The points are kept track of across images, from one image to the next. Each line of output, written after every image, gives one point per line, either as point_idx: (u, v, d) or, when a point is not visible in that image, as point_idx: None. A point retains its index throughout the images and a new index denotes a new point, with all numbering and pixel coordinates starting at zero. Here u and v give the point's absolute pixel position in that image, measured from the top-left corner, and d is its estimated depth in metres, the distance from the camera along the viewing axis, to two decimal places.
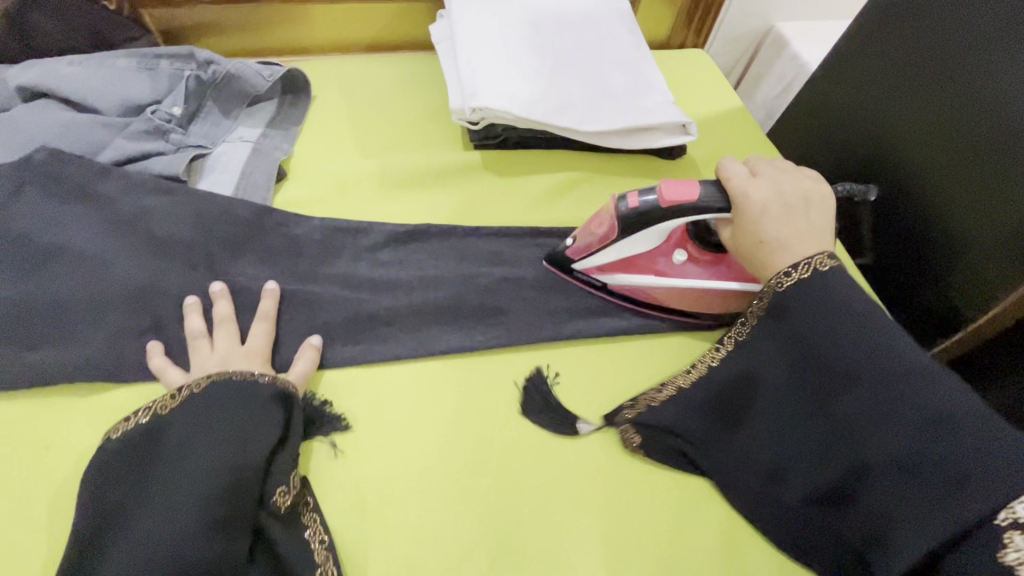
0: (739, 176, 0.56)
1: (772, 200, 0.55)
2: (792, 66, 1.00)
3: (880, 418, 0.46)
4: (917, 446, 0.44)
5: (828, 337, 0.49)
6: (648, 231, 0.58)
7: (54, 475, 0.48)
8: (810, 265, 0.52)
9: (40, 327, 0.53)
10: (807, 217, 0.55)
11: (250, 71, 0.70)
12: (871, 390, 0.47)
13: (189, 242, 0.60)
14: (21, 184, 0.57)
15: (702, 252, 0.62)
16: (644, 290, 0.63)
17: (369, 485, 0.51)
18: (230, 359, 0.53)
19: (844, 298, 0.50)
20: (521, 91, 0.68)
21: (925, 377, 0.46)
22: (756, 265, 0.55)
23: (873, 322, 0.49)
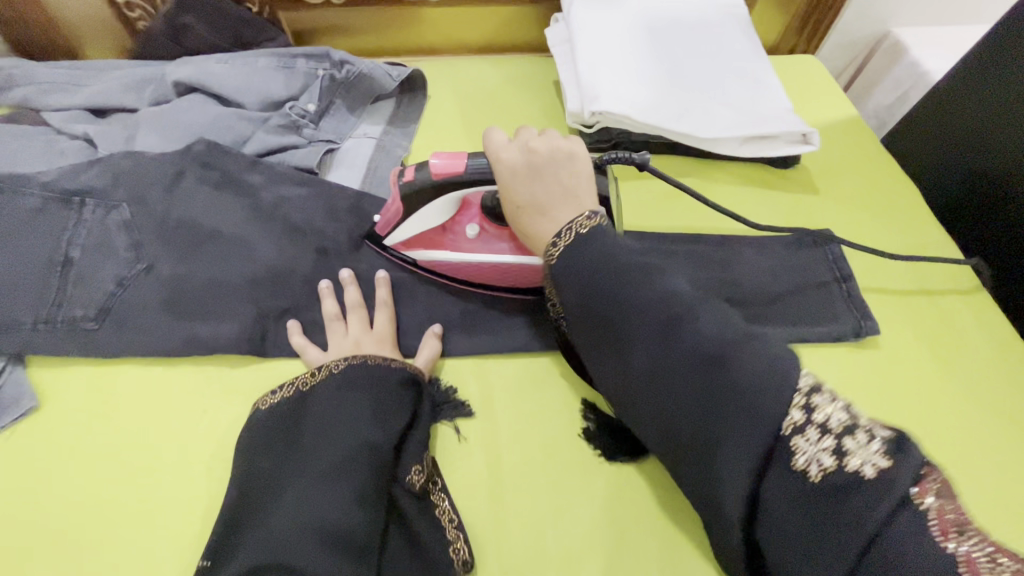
0: (498, 145, 0.53)
1: (517, 164, 0.51)
2: (912, 74, 0.95)
3: (672, 365, 0.41)
4: (692, 382, 0.39)
5: (606, 283, 0.44)
6: (441, 201, 0.56)
7: (211, 437, 0.53)
8: (573, 229, 0.47)
9: (197, 302, 0.58)
10: (566, 180, 0.51)
11: (379, 72, 0.74)
12: (654, 336, 0.42)
13: (322, 230, 0.64)
14: (182, 171, 0.63)
15: (487, 223, 0.60)
16: (457, 267, 0.61)
17: (491, 469, 0.53)
18: (362, 342, 0.56)
19: (655, 270, 0.44)
20: (638, 96, 0.69)
21: (688, 317, 0.41)
22: (530, 233, 0.51)
23: (640, 276, 0.44)
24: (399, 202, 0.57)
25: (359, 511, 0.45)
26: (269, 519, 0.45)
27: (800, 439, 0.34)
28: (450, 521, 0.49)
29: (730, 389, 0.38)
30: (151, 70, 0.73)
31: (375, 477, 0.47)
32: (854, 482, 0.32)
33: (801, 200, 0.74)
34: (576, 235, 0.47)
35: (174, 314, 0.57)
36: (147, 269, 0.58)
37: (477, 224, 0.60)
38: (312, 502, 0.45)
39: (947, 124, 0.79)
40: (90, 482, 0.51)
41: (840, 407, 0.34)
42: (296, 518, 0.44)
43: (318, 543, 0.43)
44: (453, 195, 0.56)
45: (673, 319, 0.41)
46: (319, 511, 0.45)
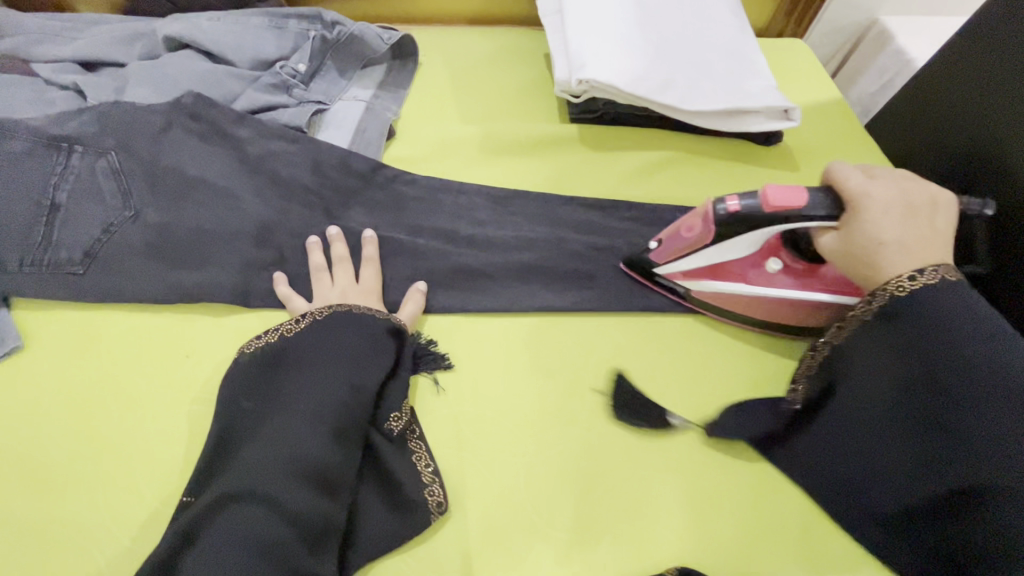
0: (857, 178, 0.53)
1: (896, 201, 0.51)
2: (896, 62, 0.97)
3: (989, 397, 0.43)
4: (1003, 420, 0.42)
5: (959, 329, 0.46)
6: (751, 235, 0.55)
7: (193, 381, 0.54)
8: (937, 272, 0.48)
9: (181, 250, 0.59)
10: (931, 220, 0.52)
11: (371, 34, 0.75)
12: (993, 380, 0.43)
13: (309, 187, 0.65)
14: (171, 122, 0.63)
15: (795, 261, 0.58)
16: (709, 296, 0.60)
17: (467, 420, 0.54)
18: (348, 294, 0.58)
19: (967, 305, 0.47)
20: (626, 66, 0.70)
21: (989, 354, 0.44)
22: (865, 271, 0.50)
23: (964, 314, 0.46)
24: (711, 229, 0.55)
25: (335, 449, 0.47)
26: (249, 453, 0.46)
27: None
28: (425, 467, 0.50)
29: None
30: (141, 24, 0.73)
31: (354, 419, 0.49)
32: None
33: (781, 178, 0.75)
34: (943, 279, 0.48)
35: (160, 261, 0.58)
36: (134, 217, 0.59)
37: (778, 258, 0.58)
38: (287, 438, 0.46)
39: (934, 115, 0.83)
40: (74, 420, 0.52)
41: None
42: (273, 452, 0.46)
43: (293, 473, 0.45)
44: (763, 232, 0.54)
45: (970, 351, 0.45)
46: (296, 447, 0.46)
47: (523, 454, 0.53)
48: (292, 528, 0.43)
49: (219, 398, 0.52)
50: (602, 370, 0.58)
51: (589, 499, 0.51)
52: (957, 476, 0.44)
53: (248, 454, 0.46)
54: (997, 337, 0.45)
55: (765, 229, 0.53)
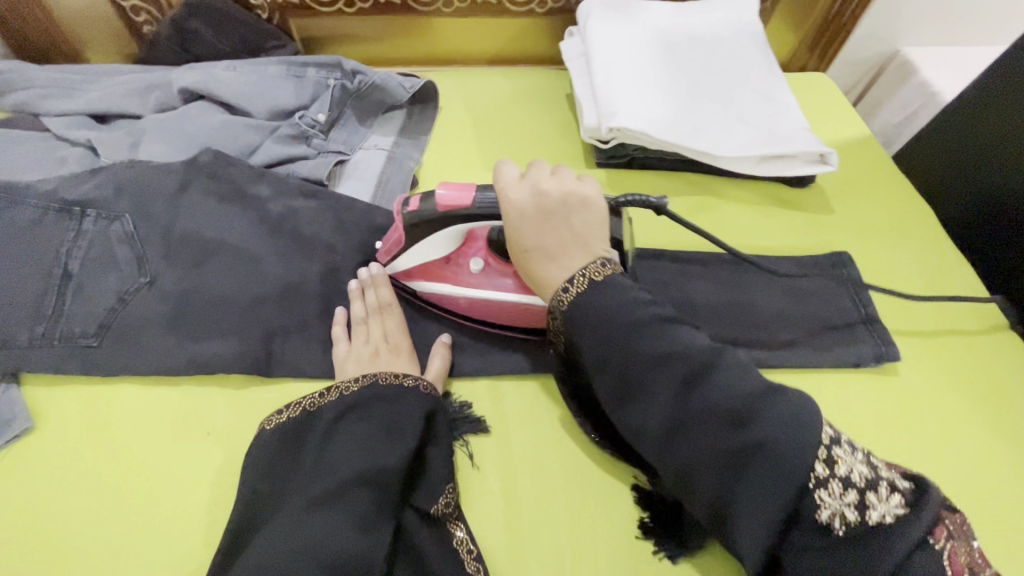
0: (505, 179, 0.51)
1: (527, 206, 0.49)
2: (920, 94, 0.95)
3: (693, 420, 0.42)
4: (722, 444, 0.40)
5: (616, 325, 0.45)
6: (446, 234, 0.55)
7: (214, 459, 0.51)
8: (584, 276, 0.47)
9: (199, 318, 0.56)
10: (569, 223, 0.49)
11: (392, 82, 0.73)
12: (675, 389, 0.43)
13: (331, 244, 0.62)
14: (187, 182, 0.61)
15: (500, 262, 0.58)
16: (446, 298, 0.59)
17: (507, 500, 0.51)
18: (381, 351, 0.55)
19: (621, 288, 0.46)
20: (657, 113, 0.67)
21: (704, 377, 0.42)
22: (536, 280, 0.50)
23: (647, 333, 0.44)
24: (401, 232, 0.55)
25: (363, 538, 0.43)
26: (268, 544, 0.42)
27: (820, 492, 0.37)
28: (467, 551, 0.47)
29: (746, 453, 0.39)
30: (156, 76, 0.71)
31: (386, 500, 0.46)
32: (858, 529, 0.36)
33: (817, 221, 0.73)
34: (590, 283, 0.46)
35: (176, 330, 0.55)
36: (150, 284, 0.56)
37: (481, 257, 0.58)
38: (312, 532, 0.42)
39: (968, 152, 0.80)
40: (85, 511, 0.48)
41: (860, 459, 0.39)
42: (305, 545, 0.42)
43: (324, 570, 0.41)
44: (458, 228, 0.54)
45: (697, 373, 0.42)
46: (324, 537, 0.42)
47: (566, 532, 0.50)
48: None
49: (241, 480, 0.48)
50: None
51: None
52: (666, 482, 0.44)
53: (266, 546, 0.42)
54: (667, 341, 0.44)
55: (464, 224, 0.53)
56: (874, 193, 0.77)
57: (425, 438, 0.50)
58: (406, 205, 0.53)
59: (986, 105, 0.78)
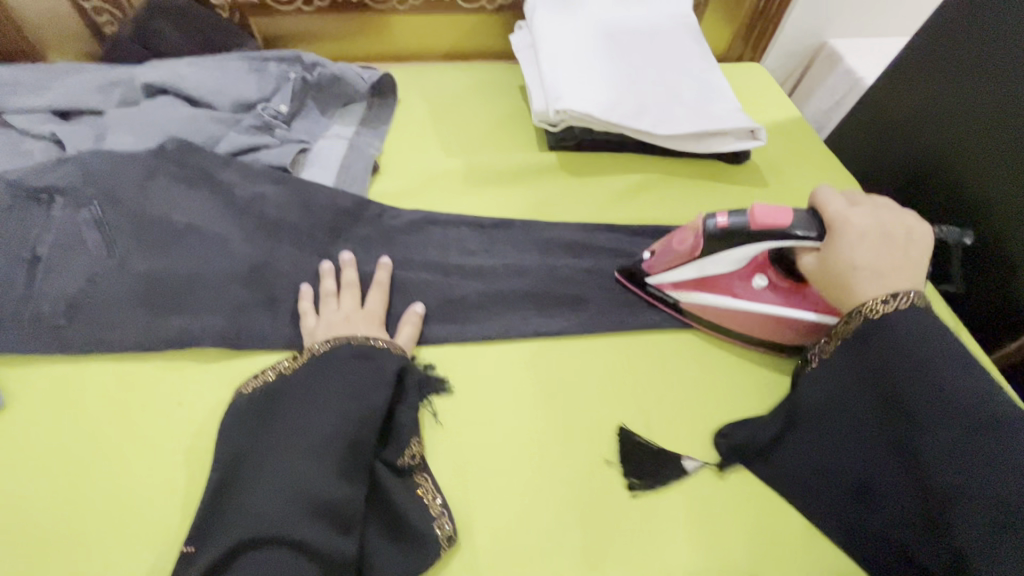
0: (837, 205, 0.56)
1: (870, 229, 0.54)
2: (846, 80, 1.04)
3: (978, 462, 0.42)
4: (1012, 497, 0.41)
5: (943, 362, 0.47)
6: (744, 251, 0.58)
7: (188, 427, 0.53)
8: (907, 298, 0.50)
9: (169, 297, 0.58)
10: (906, 253, 0.54)
11: (351, 74, 0.76)
12: (955, 432, 0.44)
13: (297, 225, 0.65)
14: (154, 170, 0.63)
15: (782, 278, 0.61)
16: (719, 312, 0.62)
17: (470, 453, 0.54)
18: (353, 318, 0.58)
19: (942, 336, 0.49)
20: (601, 97, 0.73)
21: (994, 428, 0.43)
22: (840, 291, 0.53)
23: (951, 369, 0.46)
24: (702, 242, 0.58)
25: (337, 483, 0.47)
26: (250, 493, 0.46)
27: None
28: (433, 499, 0.50)
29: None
30: (119, 73, 0.73)
31: (359, 449, 0.49)
32: None
33: (753, 194, 0.79)
34: (895, 311, 0.50)
35: (147, 309, 0.57)
36: (120, 266, 0.58)
37: (765, 275, 0.60)
38: (289, 478, 0.46)
39: (889, 128, 0.88)
40: (64, 482, 0.50)
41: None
42: (286, 491, 0.45)
43: (301, 510, 0.45)
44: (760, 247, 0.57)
45: (988, 424, 0.43)
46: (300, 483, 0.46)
47: (528, 477, 0.53)
48: (314, 565, 0.43)
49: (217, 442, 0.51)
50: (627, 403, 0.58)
51: (597, 519, 0.52)
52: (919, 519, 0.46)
53: (248, 494, 0.46)
54: (958, 381, 0.46)
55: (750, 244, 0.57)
56: (805, 169, 0.84)
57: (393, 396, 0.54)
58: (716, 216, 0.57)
59: (898, 85, 0.86)
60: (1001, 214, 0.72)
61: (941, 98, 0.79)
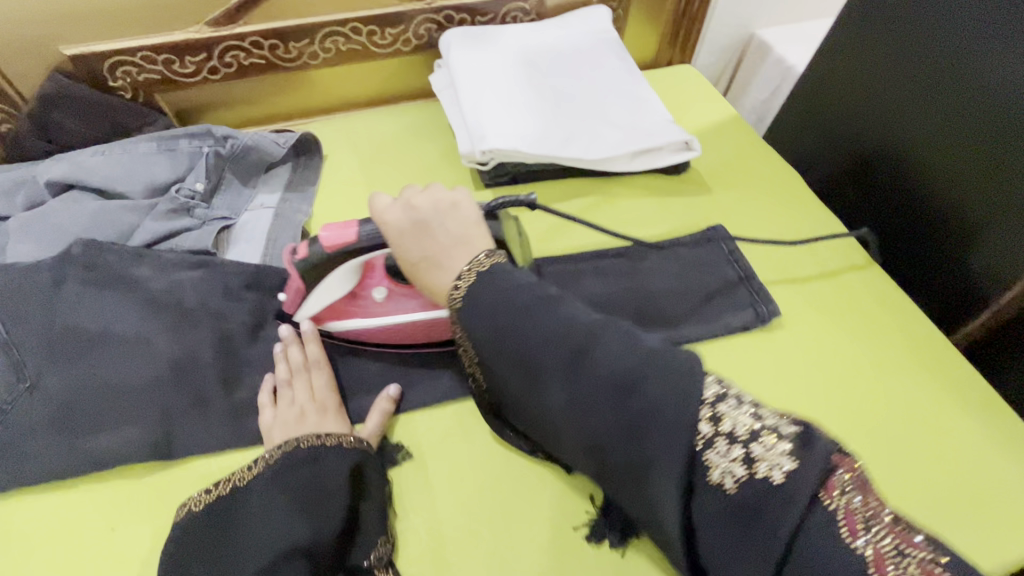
0: (385, 204, 0.54)
1: (400, 223, 0.53)
2: (778, 69, 1.03)
3: (582, 400, 0.42)
4: (623, 415, 0.40)
5: (508, 308, 0.46)
6: (342, 269, 0.57)
7: (123, 557, 0.49)
8: (472, 267, 0.49)
9: (90, 413, 0.54)
10: (433, 232, 0.52)
11: (266, 141, 0.74)
12: (563, 368, 0.43)
13: (224, 311, 0.61)
14: (62, 278, 0.60)
15: (399, 284, 0.61)
16: (355, 335, 0.61)
17: (435, 529, 0.52)
18: (309, 410, 0.55)
19: (520, 282, 0.47)
20: (526, 129, 0.71)
21: (594, 348, 0.42)
22: (432, 289, 0.52)
23: (540, 309, 0.45)
24: (297, 279, 0.57)
25: None
26: None
27: (709, 453, 0.38)
28: None
29: (646, 413, 0.39)
30: (19, 172, 0.69)
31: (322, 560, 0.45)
32: (769, 483, 0.36)
33: (697, 203, 0.77)
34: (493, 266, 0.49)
35: (65, 432, 0.53)
36: (32, 388, 0.54)
37: (383, 285, 0.61)
38: None
39: (825, 111, 0.87)
40: None
41: (746, 412, 0.38)
42: None
43: None
44: (355, 260, 0.57)
45: (580, 347, 0.43)
46: None
47: (510, 555, 0.51)
48: None
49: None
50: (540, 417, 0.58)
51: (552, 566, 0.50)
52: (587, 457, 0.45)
53: None
54: (560, 319, 0.44)
55: (357, 258, 0.56)
56: (747, 168, 0.83)
57: (357, 497, 0.49)
58: (299, 252, 0.56)
59: (852, 51, 0.81)
60: (953, 187, 0.71)
61: (907, 59, 0.74)
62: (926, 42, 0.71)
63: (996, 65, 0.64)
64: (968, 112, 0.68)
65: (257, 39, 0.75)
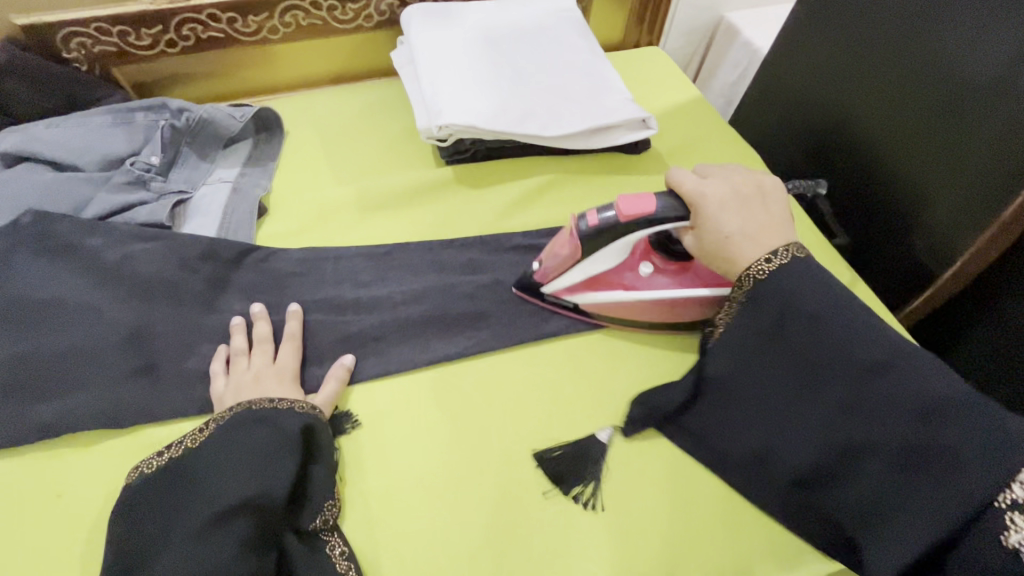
0: (691, 181, 0.58)
1: (727, 195, 0.57)
2: (745, 52, 1.03)
3: (869, 408, 0.48)
4: (903, 435, 0.46)
5: (830, 312, 0.51)
6: (609, 247, 0.59)
7: (70, 520, 0.50)
8: (788, 252, 0.55)
9: (40, 381, 0.55)
10: (766, 208, 0.59)
11: (222, 114, 0.73)
12: (855, 373, 0.49)
13: (177, 283, 0.62)
14: (12, 248, 0.59)
15: (667, 263, 0.63)
16: (610, 307, 0.63)
17: (380, 492, 0.53)
18: (262, 375, 0.56)
19: (819, 278, 0.53)
20: (484, 105, 0.71)
21: (896, 369, 0.48)
22: (727, 260, 0.56)
23: (835, 314, 0.51)
24: (579, 246, 0.59)
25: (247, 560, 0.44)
26: None
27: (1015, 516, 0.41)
28: (340, 552, 0.49)
29: (931, 443, 0.45)
30: None
31: (269, 522, 0.46)
32: None
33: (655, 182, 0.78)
34: (793, 258, 0.54)
35: (15, 400, 0.54)
36: None
37: (648, 261, 0.63)
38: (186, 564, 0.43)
39: (787, 92, 0.88)
40: None
41: None
42: None
43: None
44: (621, 242, 0.59)
45: (881, 365, 0.48)
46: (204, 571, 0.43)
47: (453, 516, 0.52)
48: None
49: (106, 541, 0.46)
50: (509, 392, 0.59)
51: (740, 538, 0.53)
52: (812, 454, 0.51)
53: None
54: (860, 329, 0.50)
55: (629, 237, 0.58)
56: (708, 148, 0.84)
57: (307, 458, 0.51)
58: (586, 220, 0.58)
59: (815, 30, 0.81)
60: (907, 166, 0.72)
61: (863, 38, 0.74)
62: (882, 21, 0.71)
63: (946, 42, 0.65)
64: (921, 90, 0.69)
65: (213, 12, 0.74)
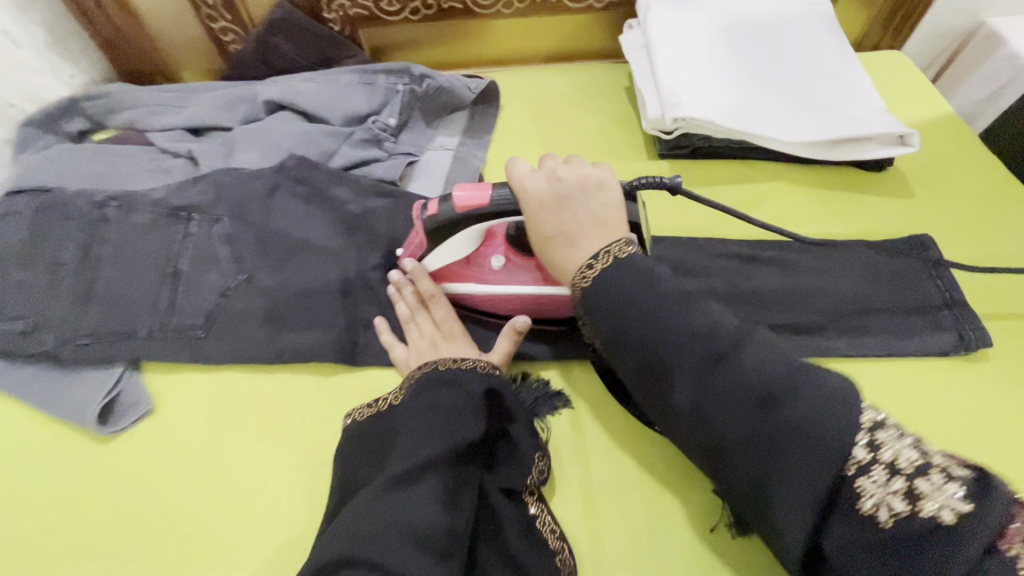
0: (521, 172, 0.51)
1: (545, 193, 0.50)
2: (1010, 66, 0.89)
3: (716, 403, 0.40)
4: (746, 426, 0.39)
5: (662, 303, 0.43)
6: (464, 235, 0.56)
7: (311, 441, 0.55)
8: (610, 252, 0.46)
9: (291, 311, 0.60)
10: (585, 207, 0.49)
11: (458, 84, 0.76)
12: (692, 369, 0.41)
13: (405, 240, 0.65)
14: (276, 186, 0.66)
15: (527, 256, 0.59)
16: (466, 297, 0.61)
17: (590, 484, 0.53)
18: (435, 341, 0.57)
19: (650, 274, 0.45)
20: (723, 100, 0.67)
21: (733, 353, 0.41)
22: (558, 265, 0.49)
23: (679, 304, 0.43)
24: (422, 236, 0.56)
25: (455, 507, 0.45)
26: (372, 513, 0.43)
27: (867, 481, 0.35)
28: (552, 530, 0.49)
29: (813, 442, 0.36)
30: (240, 90, 0.76)
31: (467, 474, 0.47)
32: (923, 533, 0.33)
33: (894, 206, 0.70)
34: (613, 259, 0.46)
35: (271, 323, 0.60)
36: (248, 280, 0.61)
37: (502, 254, 0.59)
38: (400, 500, 0.44)
39: None
40: (203, 490, 0.53)
41: (909, 444, 0.35)
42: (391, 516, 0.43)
43: (410, 537, 0.42)
44: (475, 227, 0.55)
45: (720, 350, 0.41)
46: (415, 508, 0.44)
47: (662, 525, 0.51)
48: None
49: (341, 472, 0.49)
50: None
51: None
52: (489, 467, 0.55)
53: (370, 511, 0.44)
54: (676, 319, 0.43)
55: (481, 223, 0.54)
56: (960, 174, 0.73)
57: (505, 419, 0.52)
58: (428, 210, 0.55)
59: None
60: None
61: None
62: None
63: None
64: None
65: None
